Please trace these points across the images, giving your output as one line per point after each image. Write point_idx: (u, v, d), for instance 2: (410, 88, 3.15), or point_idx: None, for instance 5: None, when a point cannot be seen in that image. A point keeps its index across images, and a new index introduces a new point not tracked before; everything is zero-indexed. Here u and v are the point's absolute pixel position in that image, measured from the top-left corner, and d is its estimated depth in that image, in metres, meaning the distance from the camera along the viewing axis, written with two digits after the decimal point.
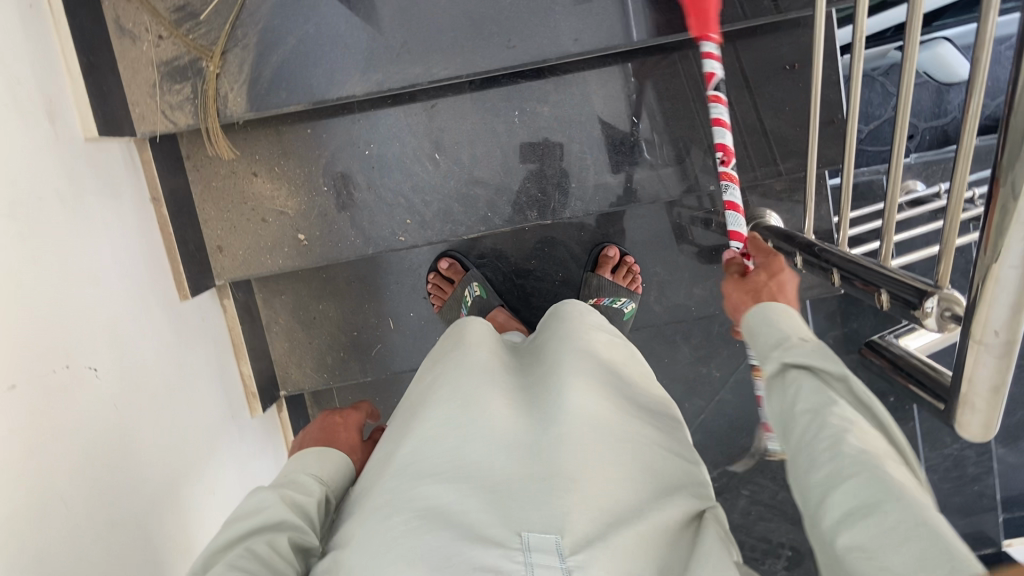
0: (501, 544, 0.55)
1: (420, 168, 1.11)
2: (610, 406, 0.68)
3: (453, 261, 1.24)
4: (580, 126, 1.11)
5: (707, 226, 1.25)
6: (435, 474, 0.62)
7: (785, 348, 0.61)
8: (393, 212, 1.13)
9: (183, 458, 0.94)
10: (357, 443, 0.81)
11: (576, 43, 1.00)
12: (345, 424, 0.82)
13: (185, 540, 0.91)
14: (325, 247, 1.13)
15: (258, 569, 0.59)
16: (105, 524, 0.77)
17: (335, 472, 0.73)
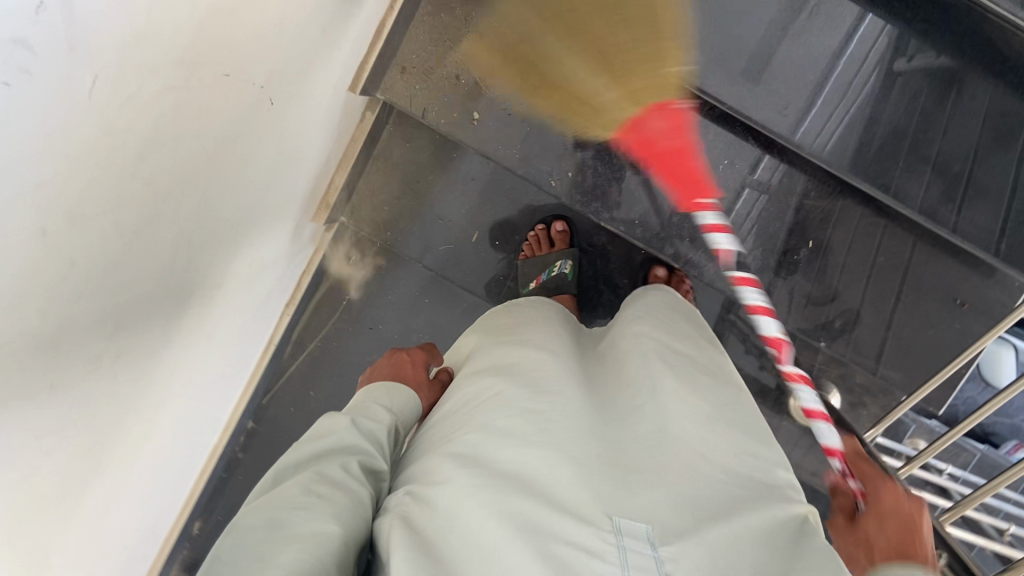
0: (595, 522, 0.54)
1: (609, 143, 1.10)
2: (701, 407, 0.70)
3: (566, 229, 1.22)
4: (735, 198, 1.10)
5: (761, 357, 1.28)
6: (524, 429, 0.63)
7: (801, 549, 0.59)
8: (562, 157, 1.11)
9: (254, 214, 0.90)
10: (423, 380, 0.85)
11: (815, 137, 1.03)
12: (412, 361, 0.87)
13: (210, 291, 0.89)
14: (487, 141, 1.10)
15: (333, 486, 0.61)
16: (188, 236, 0.74)
17: (403, 404, 0.78)
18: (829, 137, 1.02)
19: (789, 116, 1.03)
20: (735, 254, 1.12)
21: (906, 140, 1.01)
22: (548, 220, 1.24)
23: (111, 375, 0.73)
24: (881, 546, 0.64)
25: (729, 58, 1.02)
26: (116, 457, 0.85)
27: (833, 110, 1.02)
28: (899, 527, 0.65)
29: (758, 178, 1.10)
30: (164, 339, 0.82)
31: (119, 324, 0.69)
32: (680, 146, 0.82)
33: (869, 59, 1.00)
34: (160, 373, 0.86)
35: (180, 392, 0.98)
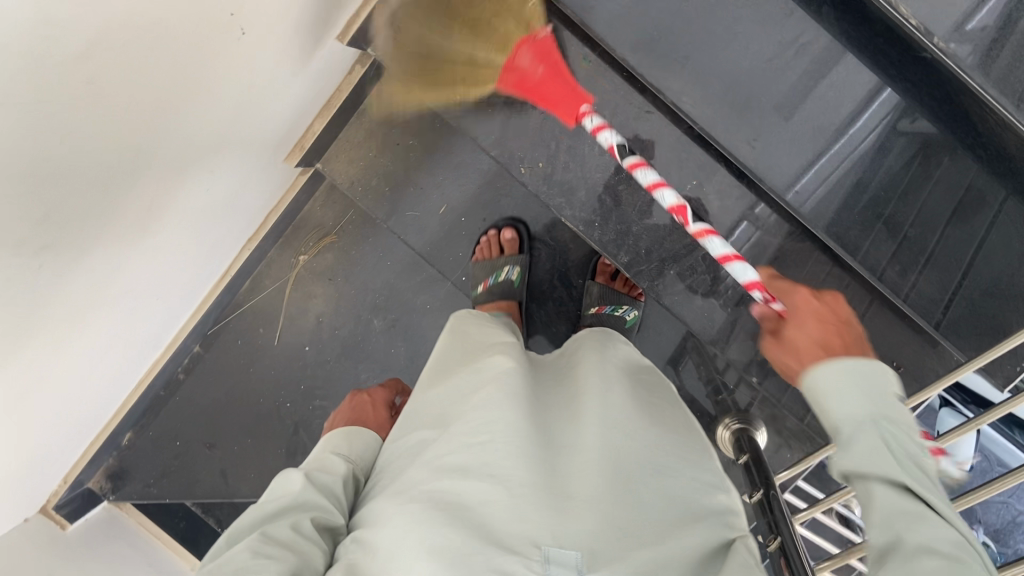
0: (522, 553, 0.56)
1: (587, 141, 1.08)
2: (662, 429, 0.72)
3: (515, 237, 1.22)
4: (699, 221, 1.08)
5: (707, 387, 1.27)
6: (474, 440, 0.65)
7: (846, 442, 0.55)
8: (536, 147, 1.10)
9: (214, 143, 0.92)
10: (384, 422, 0.89)
11: (794, 189, 1.01)
12: (373, 404, 0.92)
13: (157, 205, 0.90)
14: (466, 118, 1.10)
15: (288, 548, 0.61)
16: (135, 146, 0.76)
17: (362, 449, 0.80)
18: (817, 195, 1.00)
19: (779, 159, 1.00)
20: (686, 276, 1.10)
21: (882, 206, 1.00)
22: (501, 226, 1.24)
23: (33, 265, 0.75)
24: (802, 347, 0.63)
25: (728, 88, 1.00)
26: (30, 341, 0.88)
27: (826, 167, 0.99)
28: (827, 329, 0.63)
29: (755, 215, 1.07)
30: (97, 244, 0.84)
31: (46, 217, 0.71)
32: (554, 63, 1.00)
33: (874, 124, 0.97)
34: (90, 276, 0.88)
35: (114, 298, 1.00)
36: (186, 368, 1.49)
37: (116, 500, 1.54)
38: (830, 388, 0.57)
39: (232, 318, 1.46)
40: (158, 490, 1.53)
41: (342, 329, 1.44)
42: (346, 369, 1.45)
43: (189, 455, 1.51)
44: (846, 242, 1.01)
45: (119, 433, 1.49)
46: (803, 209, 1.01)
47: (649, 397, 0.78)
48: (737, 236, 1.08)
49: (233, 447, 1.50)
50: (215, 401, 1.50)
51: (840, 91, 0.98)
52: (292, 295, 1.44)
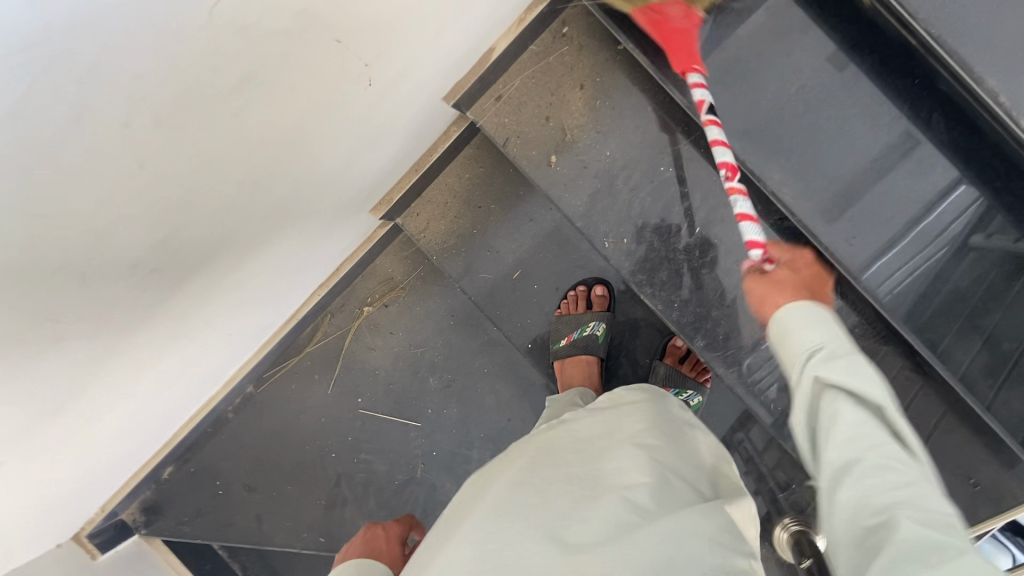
0: None
1: (677, 222, 1.08)
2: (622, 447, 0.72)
3: (606, 294, 1.22)
4: None
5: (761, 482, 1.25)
6: (483, 545, 0.63)
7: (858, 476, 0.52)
8: (621, 224, 1.10)
9: (314, 189, 0.93)
10: (395, 558, 0.86)
11: (886, 288, 0.99)
12: (386, 539, 0.88)
13: (254, 242, 0.90)
14: (558, 186, 1.11)
15: None
16: (255, 182, 0.77)
17: None
18: (899, 285, 0.99)
19: (864, 241, 0.99)
20: (761, 366, 1.08)
21: (967, 306, 0.98)
22: (589, 283, 1.24)
23: (136, 292, 0.76)
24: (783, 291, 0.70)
25: (824, 180, 0.99)
26: (113, 365, 0.88)
27: (906, 254, 0.98)
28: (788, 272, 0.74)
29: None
30: (196, 276, 0.85)
31: (162, 239, 0.71)
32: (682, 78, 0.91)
33: (956, 219, 0.98)
34: (179, 309, 0.89)
35: (192, 333, 1.01)
36: (236, 408, 1.48)
37: (146, 535, 1.52)
38: (791, 326, 0.62)
39: (290, 361, 1.46)
40: (190, 529, 1.51)
41: (397, 384, 1.43)
42: (396, 426, 1.43)
43: (227, 497, 1.50)
44: (927, 327, 0.99)
45: (160, 467, 1.48)
46: (887, 298, 0.99)
47: (612, 425, 0.77)
48: None
49: (272, 493, 1.48)
50: (260, 446, 1.48)
51: (924, 183, 0.98)
52: (352, 345, 1.44)
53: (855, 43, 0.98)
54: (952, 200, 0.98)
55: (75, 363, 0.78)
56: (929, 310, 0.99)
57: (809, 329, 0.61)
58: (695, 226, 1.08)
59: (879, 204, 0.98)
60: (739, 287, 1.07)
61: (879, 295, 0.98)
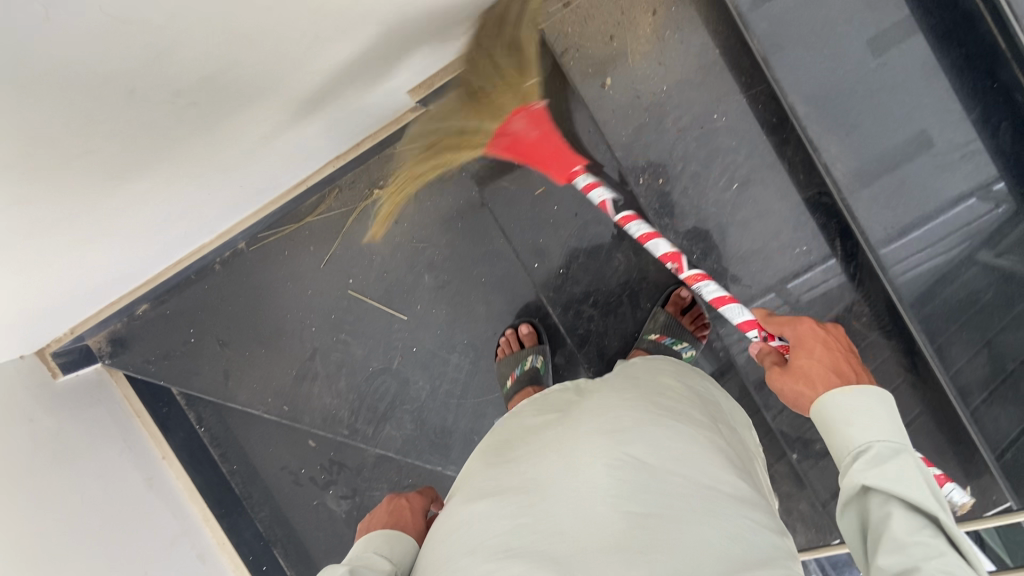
0: None
1: (716, 174, 1.06)
2: (656, 416, 0.77)
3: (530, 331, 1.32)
4: (796, 286, 1.07)
5: None
6: (515, 522, 0.67)
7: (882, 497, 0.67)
8: (661, 163, 1.07)
9: (367, 57, 0.88)
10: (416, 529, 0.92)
11: (899, 264, 0.99)
12: (409, 510, 0.96)
13: (294, 97, 0.86)
14: (606, 112, 1.07)
15: None
16: (315, 35, 0.73)
17: (401, 552, 0.84)
18: (906, 266, 0.98)
19: (880, 211, 0.98)
20: None
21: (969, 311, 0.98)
22: (517, 323, 1.36)
23: (172, 122, 0.72)
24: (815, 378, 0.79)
25: (863, 140, 0.97)
26: (125, 189, 0.84)
27: (923, 234, 0.97)
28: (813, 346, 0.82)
29: (789, 290, 1.07)
30: (232, 118, 0.81)
31: (211, 72, 0.67)
32: (555, 146, 1.06)
33: (968, 221, 0.96)
34: (204, 149, 0.86)
35: (206, 176, 0.97)
36: (224, 261, 1.44)
37: (110, 366, 1.50)
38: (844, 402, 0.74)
39: (289, 227, 1.42)
40: (156, 368, 1.50)
41: (391, 274, 1.40)
42: (381, 315, 1.41)
43: (198, 345, 1.48)
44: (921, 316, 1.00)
45: (136, 302, 1.45)
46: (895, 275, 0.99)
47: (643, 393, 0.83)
48: (820, 304, 1.07)
49: (244, 352, 1.47)
50: (240, 303, 1.46)
51: (955, 168, 0.95)
52: (354, 224, 1.40)
53: (936, 22, 0.93)
54: (979, 199, 0.95)
55: (93, 180, 0.75)
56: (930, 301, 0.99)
57: (857, 429, 0.72)
58: (733, 181, 1.06)
59: (910, 177, 0.96)
60: (761, 253, 1.07)
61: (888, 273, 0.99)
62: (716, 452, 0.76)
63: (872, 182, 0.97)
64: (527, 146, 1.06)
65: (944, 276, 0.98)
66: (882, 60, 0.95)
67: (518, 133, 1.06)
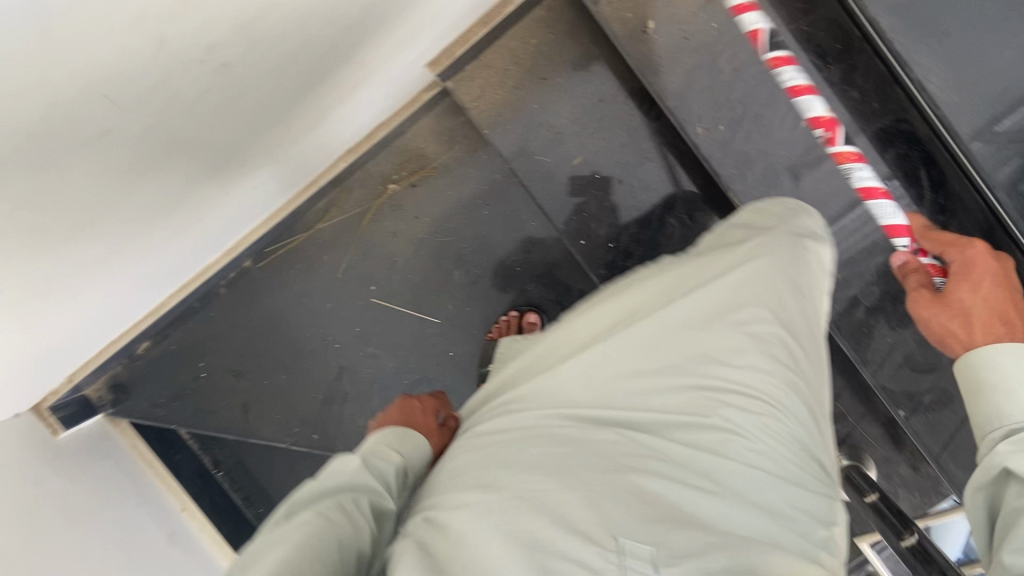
0: (598, 542, 0.51)
1: (783, 113, 0.97)
2: (758, 354, 0.69)
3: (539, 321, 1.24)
4: (884, 226, 0.97)
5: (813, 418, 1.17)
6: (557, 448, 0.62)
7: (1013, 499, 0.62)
8: (717, 108, 0.97)
9: (396, 8, 0.78)
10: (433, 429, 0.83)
11: (1001, 165, 0.92)
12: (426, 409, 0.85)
13: (322, 57, 0.76)
14: (653, 59, 0.97)
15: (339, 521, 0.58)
16: None
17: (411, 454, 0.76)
18: (1006, 166, 0.92)
19: (971, 111, 0.92)
20: (847, 283, 1.00)
21: None
22: (522, 309, 1.26)
23: (197, 89, 0.60)
24: (988, 300, 0.76)
25: (948, 37, 0.91)
26: (135, 191, 0.72)
27: (1020, 129, 0.91)
28: (979, 275, 0.79)
29: (874, 229, 0.98)
30: (260, 86, 0.70)
31: (252, 13, 0.56)
32: (742, 2, 0.87)
33: None
34: (220, 132, 0.74)
35: (220, 170, 0.85)
36: (229, 283, 1.32)
37: (113, 416, 1.36)
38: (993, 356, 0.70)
39: (298, 238, 1.30)
40: (166, 412, 1.36)
41: (416, 274, 1.29)
42: (410, 321, 1.30)
43: (210, 380, 1.35)
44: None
45: (136, 340, 1.32)
46: (996, 178, 0.93)
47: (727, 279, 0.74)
48: None
49: (263, 381, 1.34)
50: (253, 327, 1.33)
51: None
52: (370, 225, 1.29)
53: None
54: None
55: (104, 175, 0.63)
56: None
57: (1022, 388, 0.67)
58: (802, 119, 0.97)
59: (1002, 73, 0.91)
60: (841, 194, 0.97)
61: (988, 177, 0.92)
62: (788, 418, 0.69)
63: (962, 80, 0.92)
64: None
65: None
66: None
67: None
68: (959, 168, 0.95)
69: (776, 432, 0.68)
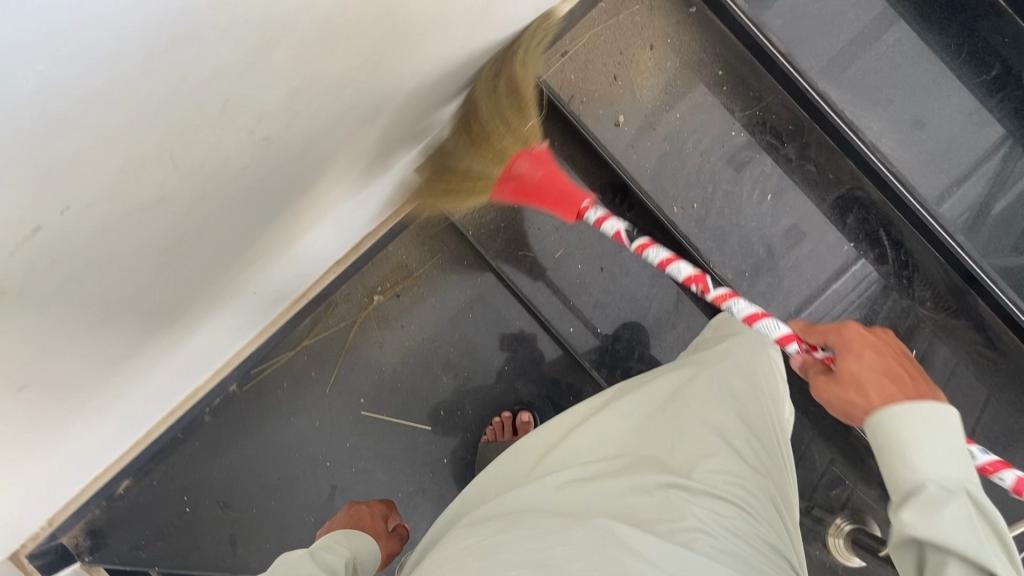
0: None
1: (749, 190, 1.06)
2: (726, 457, 0.72)
3: (531, 420, 1.26)
4: (855, 284, 1.06)
5: (811, 490, 1.18)
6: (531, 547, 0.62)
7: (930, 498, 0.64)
8: (691, 189, 1.06)
9: (402, 106, 0.85)
10: (381, 527, 1.01)
11: (960, 223, 1.04)
12: (371, 514, 1.02)
13: (339, 151, 0.81)
14: (628, 148, 1.06)
15: None
16: (384, 55, 0.70)
17: (361, 546, 0.89)
18: (961, 220, 1.04)
19: (923, 177, 1.04)
20: None
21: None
22: (515, 410, 1.29)
23: (242, 163, 0.64)
24: (871, 377, 0.74)
25: (892, 116, 1.05)
26: (159, 283, 0.72)
27: (965, 189, 1.04)
28: (874, 358, 0.76)
29: (846, 288, 1.06)
30: (286, 173, 0.74)
31: (301, 85, 0.60)
32: (549, 173, 1.01)
33: (1002, 171, 1.05)
34: (244, 222, 0.77)
35: (231, 271, 0.87)
36: (214, 410, 1.30)
37: (90, 564, 1.27)
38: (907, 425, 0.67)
39: (284, 356, 1.30)
40: (148, 554, 1.28)
41: (406, 383, 1.31)
42: (402, 431, 1.31)
43: (196, 514, 1.29)
44: (993, 272, 1.03)
45: (117, 480, 1.26)
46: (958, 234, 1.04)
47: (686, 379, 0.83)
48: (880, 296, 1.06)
49: (253, 510, 1.29)
50: (240, 454, 1.30)
51: (976, 125, 1.05)
52: (357, 339, 1.31)
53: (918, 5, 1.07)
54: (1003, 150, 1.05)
55: (145, 252, 0.64)
56: (992, 253, 1.04)
57: (923, 460, 0.65)
58: (766, 194, 1.06)
59: (940, 141, 1.05)
60: (812, 258, 1.06)
61: (954, 232, 1.03)
62: (754, 520, 0.69)
63: (909, 151, 1.05)
64: (533, 186, 1.03)
65: (987, 211, 1.04)
66: (891, 43, 1.06)
67: (523, 174, 1.02)
68: (913, 229, 1.06)
69: (748, 537, 0.67)
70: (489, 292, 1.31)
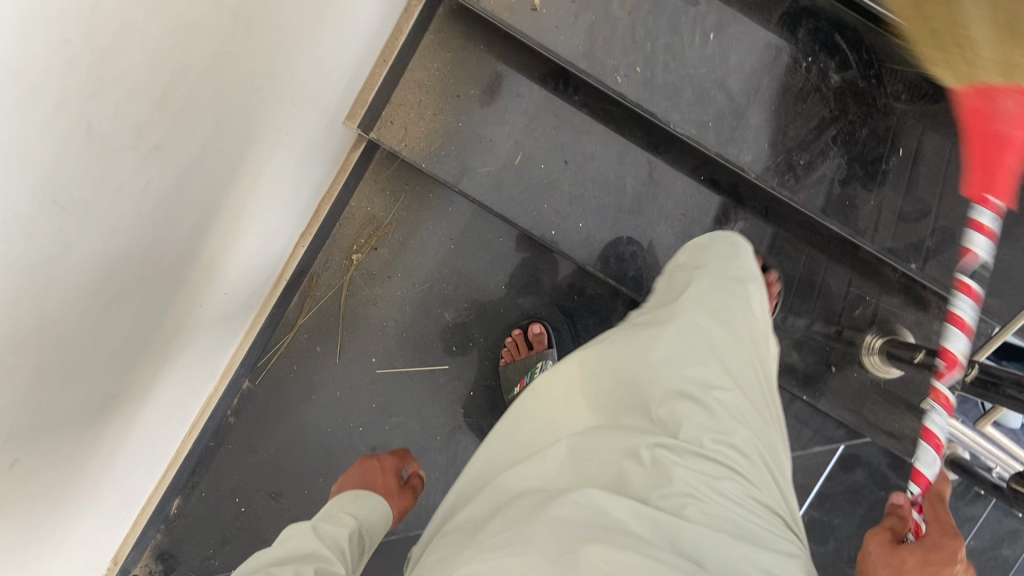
0: None
1: (690, 35, 1.01)
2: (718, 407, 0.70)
3: (544, 331, 1.26)
4: (823, 99, 1.00)
5: (827, 321, 1.16)
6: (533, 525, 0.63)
7: None
8: (629, 52, 1.01)
9: (299, 68, 0.80)
10: (393, 487, 0.92)
11: None
12: (383, 469, 0.94)
13: (251, 131, 0.77)
14: (551, 30, 1.02)
15: None
16: (257, 19, 0.65)
17: (369, 510, 0.82)
18: None
19: None
20: (817, 166, 1.01)
21: None
22: (525, 324, 1.28)
23: (141, 184, 0.60)
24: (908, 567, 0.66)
25: None
26: (112, 318, 0.69)
27: None
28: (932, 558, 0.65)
29: (816, 107, 1.00)
30: (201, 172, 0.70)
31: (171, 81, 0.56)
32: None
33: None
34: (177, 232, 0.73)
35: (189, 280, 0.83)
36: (235, 411, 1.29)
37: None
38: None
39: (284, 340, 1.29)
40: (220, 561, 1.29)
41: (411, 329, 1.29)
42: (421, 376, 1.29)
43: (252, 511, 1.29)
44: None
45: (167, 501, 1.26)
46: None
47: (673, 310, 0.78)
48: (851, 103, 1.00)
49: (304, 492, 1.30)
50: (275, 444, 1.30)
51: None
52: (349, 301, 1.29)
53: None
54: None
55: (80, 297, 0.61)
56: None
57: None
58: (709, 33, 1.01)
59: None
60: (775, 85, 1.01)
61: None
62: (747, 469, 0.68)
63: None
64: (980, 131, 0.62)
65: None
66: None
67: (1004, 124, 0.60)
68: (867, 21, 1.00)
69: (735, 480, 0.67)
70: (466, 216, 1.28)
